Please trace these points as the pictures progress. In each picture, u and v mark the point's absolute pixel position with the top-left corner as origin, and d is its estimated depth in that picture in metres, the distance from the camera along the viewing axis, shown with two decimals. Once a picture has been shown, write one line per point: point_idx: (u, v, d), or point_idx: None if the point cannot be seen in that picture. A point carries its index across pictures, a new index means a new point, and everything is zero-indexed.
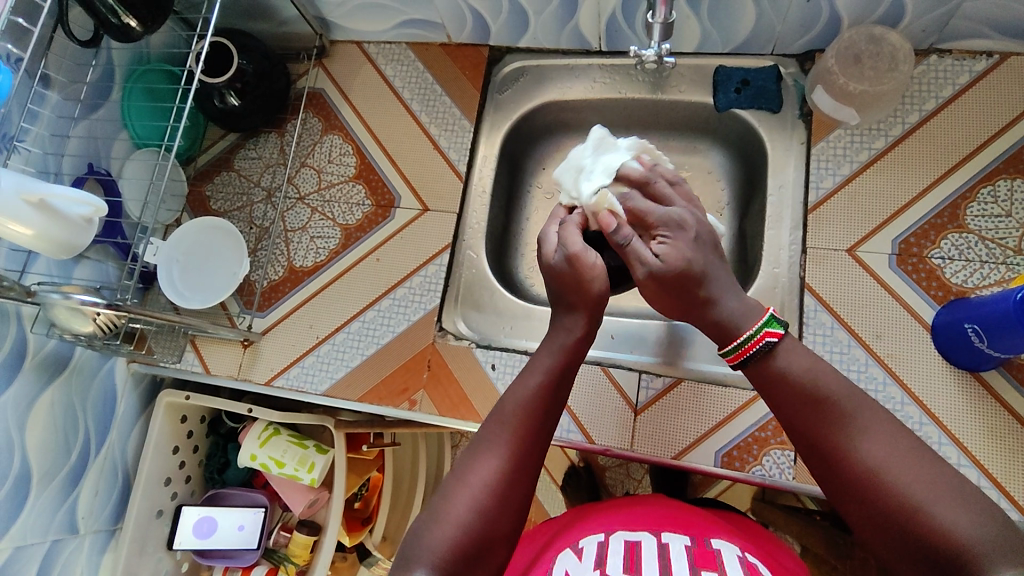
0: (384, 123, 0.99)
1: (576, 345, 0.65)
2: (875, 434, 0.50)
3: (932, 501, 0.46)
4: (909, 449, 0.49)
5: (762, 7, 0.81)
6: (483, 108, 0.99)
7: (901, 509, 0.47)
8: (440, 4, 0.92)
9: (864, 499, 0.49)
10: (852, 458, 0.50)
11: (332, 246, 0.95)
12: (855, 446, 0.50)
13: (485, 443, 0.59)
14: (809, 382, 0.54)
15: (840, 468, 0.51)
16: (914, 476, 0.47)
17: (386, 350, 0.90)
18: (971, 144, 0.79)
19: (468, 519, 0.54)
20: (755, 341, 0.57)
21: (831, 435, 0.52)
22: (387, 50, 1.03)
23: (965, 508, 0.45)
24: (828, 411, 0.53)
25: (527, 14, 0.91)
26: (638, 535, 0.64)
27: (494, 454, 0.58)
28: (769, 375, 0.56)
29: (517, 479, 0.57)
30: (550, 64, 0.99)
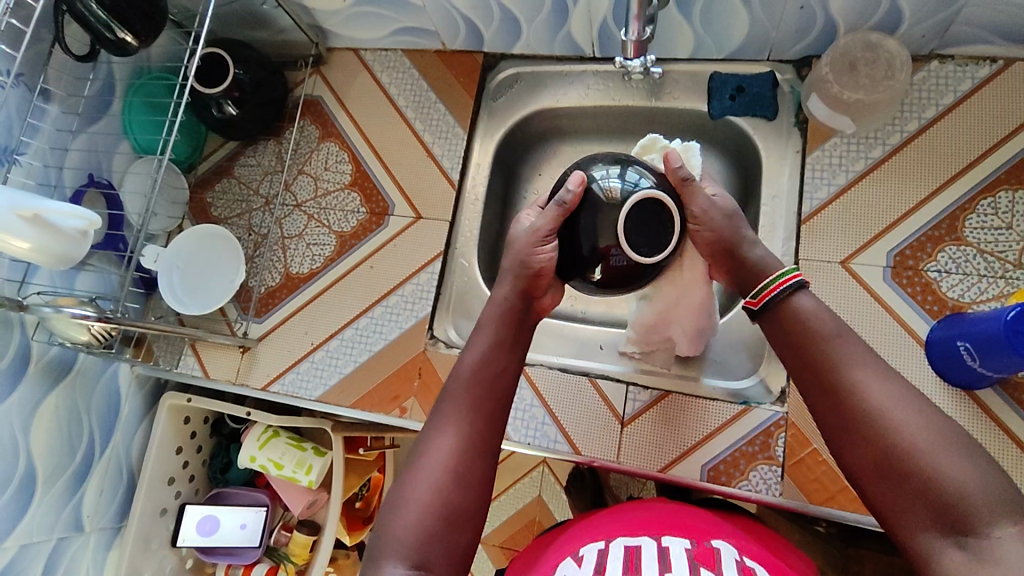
0: (380, 131, 1.00)
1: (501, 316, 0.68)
2: (882, 377, 0.52)
3: (935, 448, 0.47)
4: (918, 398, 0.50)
5: (755, 14, 0.80)
6: (477, 115, 0.99)
7: (902, 451, 0.48)
8: (432, 13, 0.92)
9: (868, 441, 0.50)
10: (857, 400, 0.51)
11: (328, 252, 0.97)
12: (862, 389, 0.52)
13: (441, 411, 0.61)
14: (822, 328, 0.56)
15: (844, 408, 0.52)
16: (921, 419, 0.49)
17: (378, 357, 0.91)
18: (972, 153, 0.77)
19: (429, 498, 0.55)
20: (780, 283, 0.59)
21: (835, 380, 0.53)
22: (382, 57, 1.03)
23: (967, 456, 0.46)
24: (838, 354, 0.54)
25: (519, 22, 0.91)
26: (638, 540, 0.60)
27: (450, 420, 0.60)
28: (784, 318, 0.59)
29: (477, 440, 0.59)
30: (545, 70, 0.98)
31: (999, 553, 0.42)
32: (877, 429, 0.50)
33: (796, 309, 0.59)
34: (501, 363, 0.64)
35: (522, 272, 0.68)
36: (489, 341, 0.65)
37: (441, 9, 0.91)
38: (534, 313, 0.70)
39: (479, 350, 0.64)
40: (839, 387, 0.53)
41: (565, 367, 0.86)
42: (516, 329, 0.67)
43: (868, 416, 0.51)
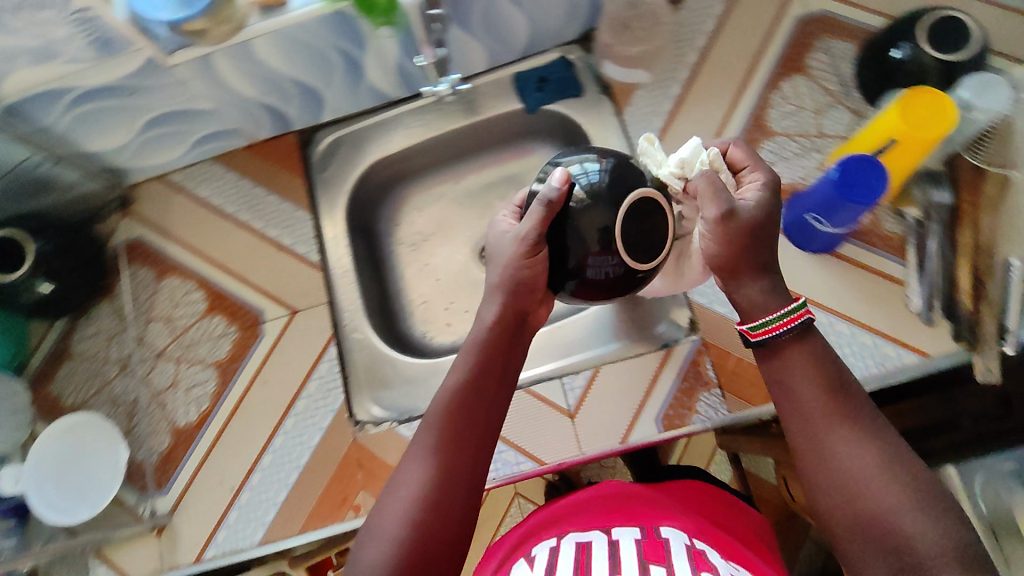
0: (222, 245, 0.95)
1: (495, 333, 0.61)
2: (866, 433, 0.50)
3: (901, 510, 0.47)
4: (895, 456, 0.49)
5: (528, 11, 0.85)
6: (312, 190, 0.96)
7: (877, 514, 0.47)
8: (228, 112, 0.91)
9: (845, 492, 0.49)
10: (838, 456, 0.50)
11: (213, 386, 0.89)
12: (841, 451, 0.50)
13: (418, 442, 0.57)
14: (820, 373, 0.53)
15: (829, 459, 0.50)
16: (895, 489, 0.47)
17: (310, 468, 0.84)
18: (747, 62, 0.87)
19: (399, 533, 0.51)
20: (789, 320, 0.53)
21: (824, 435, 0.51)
22: (193, 173, 0.98)
23: (931, 517, 0.46)
24: (831, 403, 0.51)
25: (318, 90, 0.91)
26: (589, 535, 0.60)
27: (424, 453, 0.55)
28: (786, 359, 0.54)
29: (456, 471, 0.55)
30: (360, 127, 0.98)
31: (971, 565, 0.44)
32: (854, 483, 0.48)
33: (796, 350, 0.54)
34: (486, 397, 0.58)
35: (511, 292, 0.61)
36: (476, 362, 0.59)
37: (235, 104, 0.89)
38: (529, 329, 0.63)
39: (461, 376, 0.58)
40: (818, 446, 0.51)
41: None
42: (512, 347, 0.61)
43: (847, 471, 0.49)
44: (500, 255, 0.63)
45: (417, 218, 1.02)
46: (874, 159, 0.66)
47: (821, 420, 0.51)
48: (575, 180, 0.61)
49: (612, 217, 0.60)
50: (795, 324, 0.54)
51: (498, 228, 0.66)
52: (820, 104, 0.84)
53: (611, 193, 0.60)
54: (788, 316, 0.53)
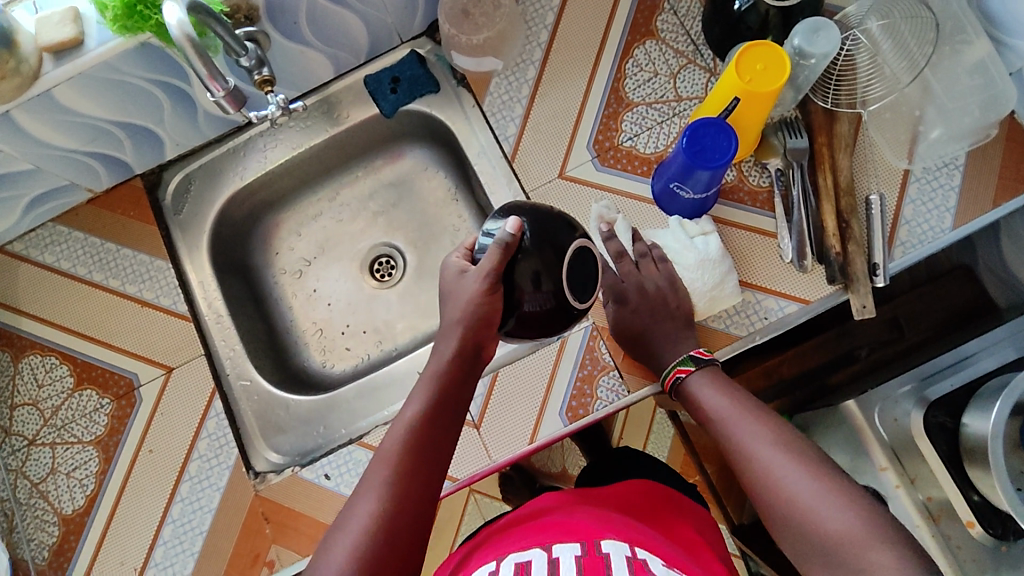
0: (80, 312, 0.87)
1: (447, 370, 0.62)
2: (771, 443, 0.58)
3: (813, 502, 0.53)
4: (804, 457, 0.56)
5: (360, 12, 0.80)
6: (170, 236, 0.89)
7: (801, 505, 0.54)
8: (54, 169, 0.82)
9: (769, 497, 0.56)
10: (755, 466, 0.58)
11: (96, 465, 0.82)
12: (759, 457, 0.58)
13: (370, 472, 0.57)
14: (724, 407, 0.63)
15: (749, 473, 0.58)
16: (804, 481, 0.55)
17: (215, 534, 0.78)
18: (599, 33, 0.84)
19: (343, 567, 0.51)
20: (670, 377, 0.68)
21: (743, 447, 0.59)
22: (33, 239, 0.90)
23: (843, 505, 0.52)
24: (736, 427, 0.61)
25: (151, 129, 0.83)
26: (529, 554, 0.55)
27: (372, 484, 0.56)
28: (694, 404, 0.65)
29: (406, 500, 0.55)
30: (213, 158, 0.91)
31: (878, 542, 0.50)
32: (769, 486, 0.56)
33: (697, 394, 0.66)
34: (434, 432, 0.60)
35: (469, 326, 0.61)
36: (426, 399, 0.61)
37: (57, 159, 0.81)
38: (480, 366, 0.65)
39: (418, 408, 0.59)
40: (739, 457, 0.59)
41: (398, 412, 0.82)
42: (461, 384, 0.63)
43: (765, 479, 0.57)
44: (458, 297, 0.62)
45: (296, 243, 0.97)
46: (721, 121, 0.67)
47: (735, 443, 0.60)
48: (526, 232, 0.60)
49: (548, 263, 0.59)
50: (674, 380, 0.68)
51: (450, 270, 0.64)
52: (674, 67, 0.82)
53: (544, 242, 0.59)
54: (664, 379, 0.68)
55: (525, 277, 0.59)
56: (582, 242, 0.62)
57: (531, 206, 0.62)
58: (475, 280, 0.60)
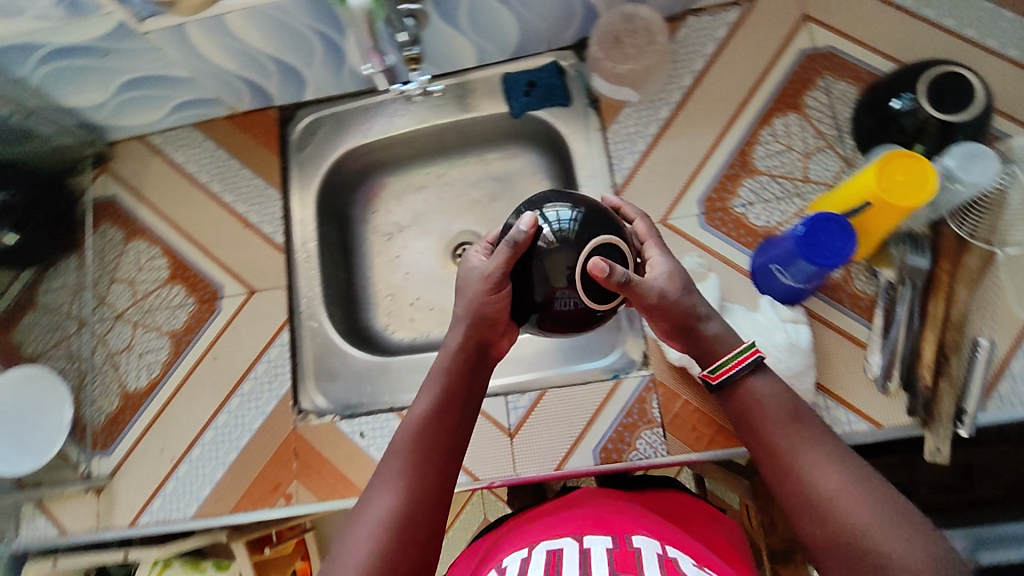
0: (193, 216, 0.95)
1: (460, 363, 0.63)
2: (832, 460, 0.53)
3: (875, 528, 0.49)
4: (863, 478, 0.52)
5: (519, 13, 0.81)
6: (288, 169, 0.95)
7: (855, 532, 0.50)
8: (207, 82, 0.89)
9: (821, 518, 0.51)
10: (811, 480, 0.53)
11: (165, 355, 0.89)
12: (817, 470, 0.53)
13: (385, 468, 0.58)
14: (780, 407, 0.57)
15: (802, 488, 0.53)
16: (865, 504, 0.50)
17: (248, 451, 0.84)
18: (743, 92, 0.83)
19: (364, 560, 0.52)
20: (746, 354, 0.59)
21: (792, 460, 0.54)
22: (172, 137, 0.98)
23: (904, 535, 0.49)
24: (794, 434, 0.55)
25: (298, 69, 0.89)
26: (561, 543, 0.56)
27: (389, 480, 0.57)
28: (743, 399, 0.59)
29: (420, 492, 0.56)
30: (344, 109, 0.96)
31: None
32: (825, 505, 0.51)
33: (751, 386, 0.59)
34: (449, 419, 0.61)
35: (474, 325, 0.62)
36: (437, 391, 0.61)
37: (213, 75, 0.88)
38: (492, 357, 0.65)
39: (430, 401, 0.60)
40: (792, 467, 0.54)
41: None
42: (474, 375, 0.64)
43: (818, 498, 0.52)
44: (467, 291, 0.63)
45: (393, 208, 1.00)
46: (842, 221, 0.64)
47: (791, 451, 0.55)
48: (543, 226, 0.58)
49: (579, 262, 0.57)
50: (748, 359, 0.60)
51: (468, 263, 0.65)
52: (809, 147, 0.80)
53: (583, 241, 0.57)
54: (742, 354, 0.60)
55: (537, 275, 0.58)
56: (608, 238, 0.58)
57: (575, 197, 0.60)
58: (480, 276, 0.61)
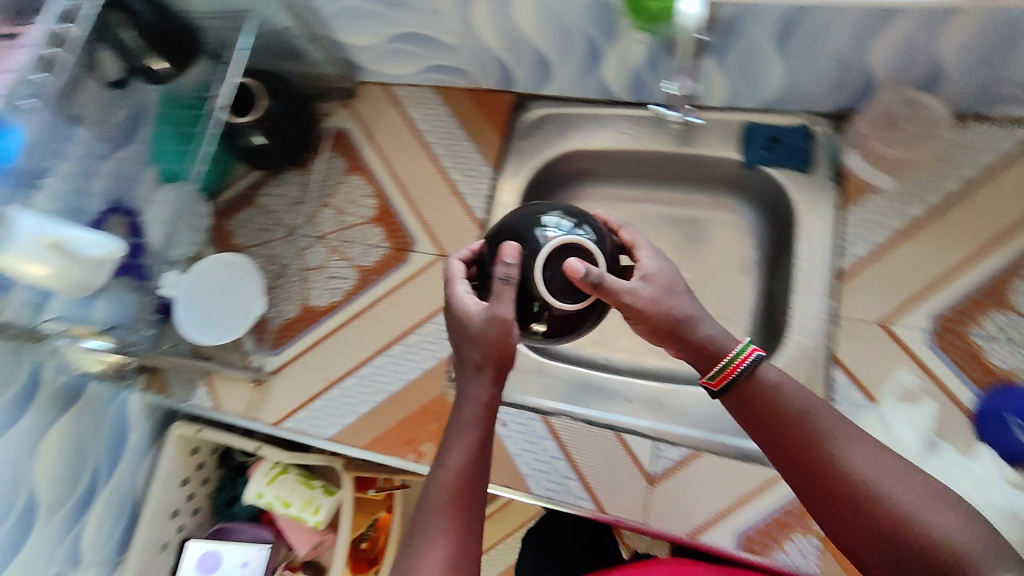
0: (409, 170, 1.02)
1: (490, 408, 0.57)
2: (865, 451, 0.51)
3: (921, 510, 0.47)
4: (896, 462, 0.50)
5: (794, 67, 0.79)
6: (506, 152, 0.99)
7: (898, 520, 0.47)
8: (463, 53, 0.94)
9: (859, 514, 0.49)
10: (843, 472, 0.50)
11: (348, 285, 0.97)
12: (851, 458, 0.51)
13: (422, 530, 0.51)
14: (792, 401, 0.55)
15: (827, 482, 0.51)
16: (903, 487, 0.48)
17: (396, 398, 0.88)
18: (1014, 216, 0.76)
19: None
20: (741, 357, 0.57)
21: (815, 450, 0.52)
22: (413, 93, 1.05)
23: (949, 514, 0.47)
24: (811, 431, 0.53)
25: (551, 64, 0.91)
26: None
27: (433, 543, 0.50)
28: (748, 396, 0.57)
29: (466, 559, 0.50)
30: (575, 113, 0.98)
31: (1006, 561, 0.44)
32: (863, 498, 0.49)
33: (757, 381, 0.57)
34: (485, 468, 0.55)
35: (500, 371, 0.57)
36: (475, 440, 0.55)
37: (472, 48, 0.92)
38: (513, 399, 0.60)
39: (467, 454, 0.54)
40: (821, 462, 0.51)
41: (588, 418, 0.81)
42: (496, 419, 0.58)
43: (854, 493, 0.49)
44: (470, 336, 0.57)
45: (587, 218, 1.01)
46: None
47: (816, 446, 0.52)
48: (522, 254, 0.61)
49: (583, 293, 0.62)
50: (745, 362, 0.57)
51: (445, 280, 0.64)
52: None
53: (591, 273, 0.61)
54: (736, 360, 0.57)
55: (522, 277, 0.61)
56: (576, 239, 0.62)
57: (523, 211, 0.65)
58: (481, 311, 0.58)
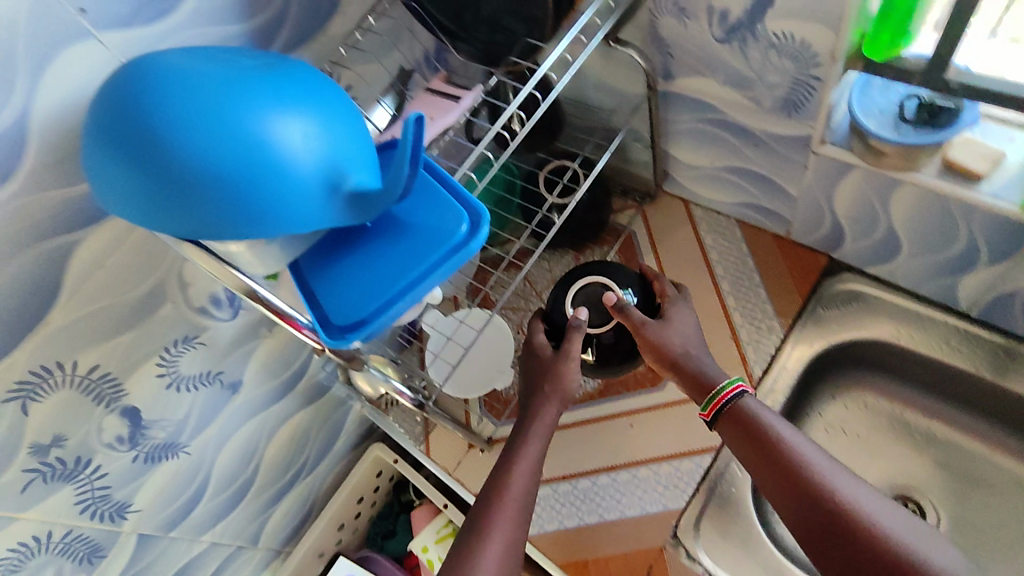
0: (689, 294, 0.97)
1: (548, 424, 0.72)
2: (847, 479, 0.61)
3: (907, 539, 0.56)
4: (866, 489, 0.60)
5: None
6: (802, 316, 0.91)
7: (881, 543, 0.56)
8: (800, 206, 0.88)
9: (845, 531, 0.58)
10: (829, 492, 0.60)
11: (588, 388, 0.92)
12: (834, 478, 0.61)
13: (485, 514, 0.65)
14: (770, 428, 0.65)
15: (823, 506, 0.59)
16: (887, 513, 0.58)
17: (608, 528, 0.82)
18: None
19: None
20: (728, 391, 0.69)
21: (812, 484, 0.61)
22: (713, 218, 1.02)
23: (928, 542, 0.56)
24: (799, 459, 0.62)
25: (899, 250, 0.83)
26: None
27: (497, 524, 0.64)
28: (738, 416, 0.68)
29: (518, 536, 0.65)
30: (894, 303, 0.89)
31: None
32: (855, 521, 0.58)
33: (747, 411, 0.67)
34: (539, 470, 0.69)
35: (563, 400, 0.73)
36: (535, 453, 0.70)
37: (814, 206, 0.86)
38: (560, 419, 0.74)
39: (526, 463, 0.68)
40: (812, 483, 0.61)
41: None
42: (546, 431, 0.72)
43: (838, 511, 0.59)
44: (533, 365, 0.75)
45: (862, 414, 0.92)
46: None
47: (808, 470, 0.61)
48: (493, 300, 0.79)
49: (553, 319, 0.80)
50: (734, 395, 0.69)
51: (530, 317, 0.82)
52: None
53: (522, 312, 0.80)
54: (723, 393, 0.69)
55: (552, 301, 0.82)
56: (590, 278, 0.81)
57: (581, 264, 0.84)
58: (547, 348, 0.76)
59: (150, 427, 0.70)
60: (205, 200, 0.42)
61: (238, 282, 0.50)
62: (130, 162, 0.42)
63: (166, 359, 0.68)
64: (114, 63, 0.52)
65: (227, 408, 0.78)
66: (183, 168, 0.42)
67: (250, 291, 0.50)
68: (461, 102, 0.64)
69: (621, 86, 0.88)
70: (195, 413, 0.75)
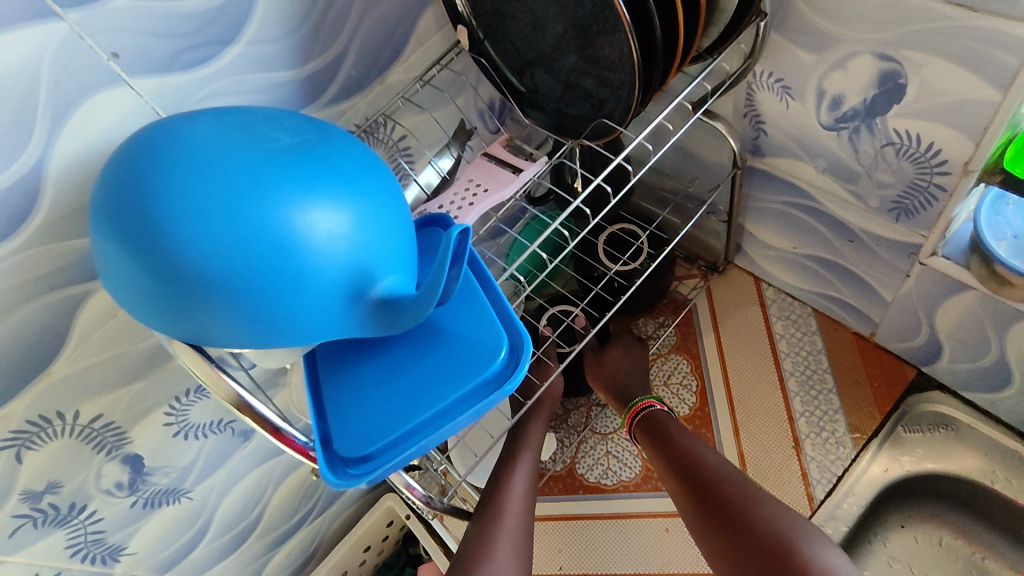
0: (748, 387, 0.86)
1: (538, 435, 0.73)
2: (738, 473, 0.64)
3: (787, 525, 0.58)
4: (758, 487, 0.63)
5: None
6: (878, 434, 0.80)
7: (771, 533, 0.58)
8: (892, 312, 0.77)
9: (733, 522, 0.60)
10: (718, 484, 0.63)
11: (624, 477, 0.84)
12: (724, 473, 0.64)
13: (485, 536, 0.61)
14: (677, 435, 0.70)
15: (713, 499, 0.62)
16: (771, 502, 0.61)
17: None
18: None
19: None
20: (645, 406, 0.75)
21: (705, 479, 0.64)
22: (786, 304, 0.91)
23: (810, 530, 0.58)
24: (694, 457, 0.67)
25: (1008, 382, 0.72)
26: None
27: (501, 544, 0.60)
28: (655, 424, 0.73)
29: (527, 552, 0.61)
30: (990, 437, 0.77)
31: None
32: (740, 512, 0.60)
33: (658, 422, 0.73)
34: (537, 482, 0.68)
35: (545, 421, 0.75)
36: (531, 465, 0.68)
37: (909, 315, 0.75)
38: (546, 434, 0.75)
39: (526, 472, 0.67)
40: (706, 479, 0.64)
41: None
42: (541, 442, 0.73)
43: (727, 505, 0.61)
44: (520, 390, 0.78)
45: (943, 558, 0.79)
46: None
47: (702, 466, 0.65)
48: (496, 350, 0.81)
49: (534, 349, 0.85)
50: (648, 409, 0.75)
51: None
52: None
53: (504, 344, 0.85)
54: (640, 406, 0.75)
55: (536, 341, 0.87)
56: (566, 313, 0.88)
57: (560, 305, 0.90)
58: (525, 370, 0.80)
59: (152, 473, 0.66)
60: (209, 303, 0.37)
61: (229, 390, 0.42)
62: (128, 248, 0.37)
63: (175, 408, 0.64)
64: (147, 112, 0.48)
65: (236, 454, 0.74)
66: (188, 268, 0.36)
67: (240, 403, 0.43)
68: (522, 175, 0.58)
69: (702, 154, 0.79)
70: (201, 460, 0.70)
